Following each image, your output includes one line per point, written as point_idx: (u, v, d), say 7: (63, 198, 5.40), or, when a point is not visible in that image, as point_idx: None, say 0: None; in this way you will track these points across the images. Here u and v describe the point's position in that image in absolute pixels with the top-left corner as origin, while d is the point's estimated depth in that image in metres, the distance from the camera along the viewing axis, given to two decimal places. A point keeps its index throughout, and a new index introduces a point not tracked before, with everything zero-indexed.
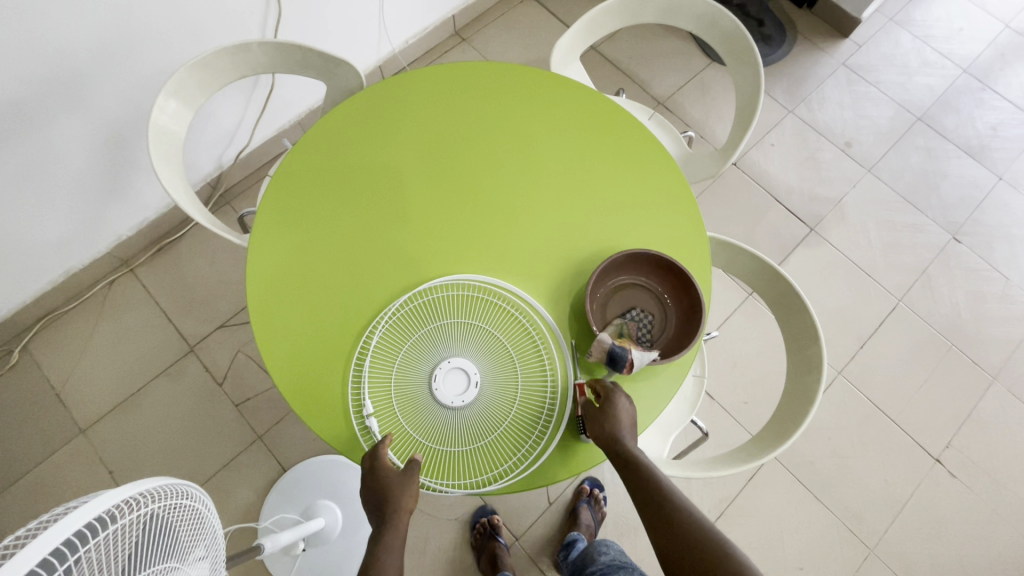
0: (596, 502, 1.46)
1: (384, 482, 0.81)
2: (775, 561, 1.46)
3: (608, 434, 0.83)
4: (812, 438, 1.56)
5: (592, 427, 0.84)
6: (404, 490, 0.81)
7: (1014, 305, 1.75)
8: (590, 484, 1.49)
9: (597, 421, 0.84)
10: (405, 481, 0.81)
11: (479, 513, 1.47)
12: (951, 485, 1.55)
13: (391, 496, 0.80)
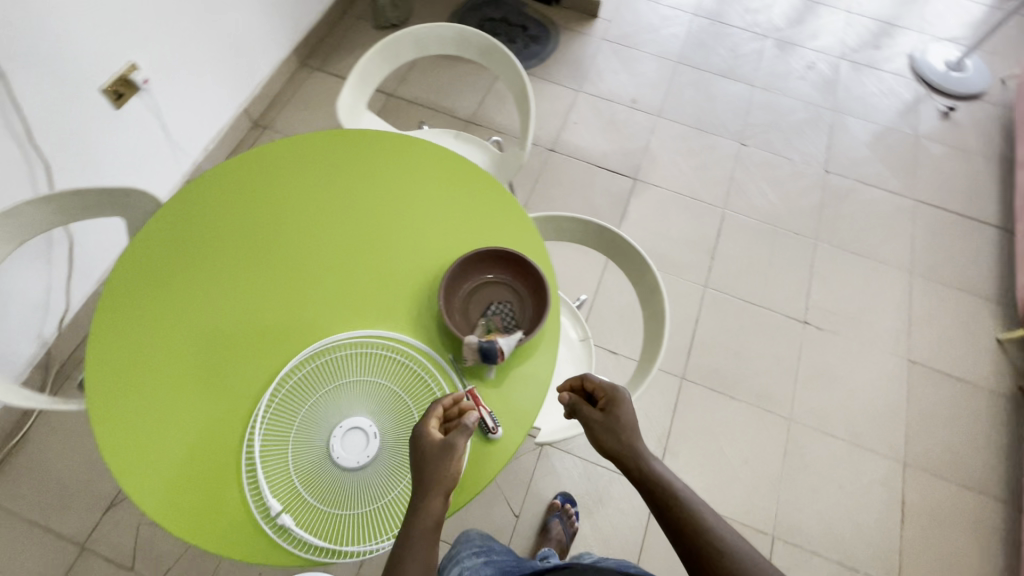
0: (567, 513, 1.48)
1: (427, 448, 0.79)
2: (724, 467, 1.59)
3: (614, 446, 0.82)
4: (707, 349, 1.75)
5: (599, 436, 0.83)
6: (451, 451, 0.79)
7: (805, 177, 2.10)
8: (562, 499, 1.51)
9: (604, 428, 0.83)
10: (454, 441, 0.79)
11: None
12: (824, 337, 1.80)
13: (435, 459, 0.78)
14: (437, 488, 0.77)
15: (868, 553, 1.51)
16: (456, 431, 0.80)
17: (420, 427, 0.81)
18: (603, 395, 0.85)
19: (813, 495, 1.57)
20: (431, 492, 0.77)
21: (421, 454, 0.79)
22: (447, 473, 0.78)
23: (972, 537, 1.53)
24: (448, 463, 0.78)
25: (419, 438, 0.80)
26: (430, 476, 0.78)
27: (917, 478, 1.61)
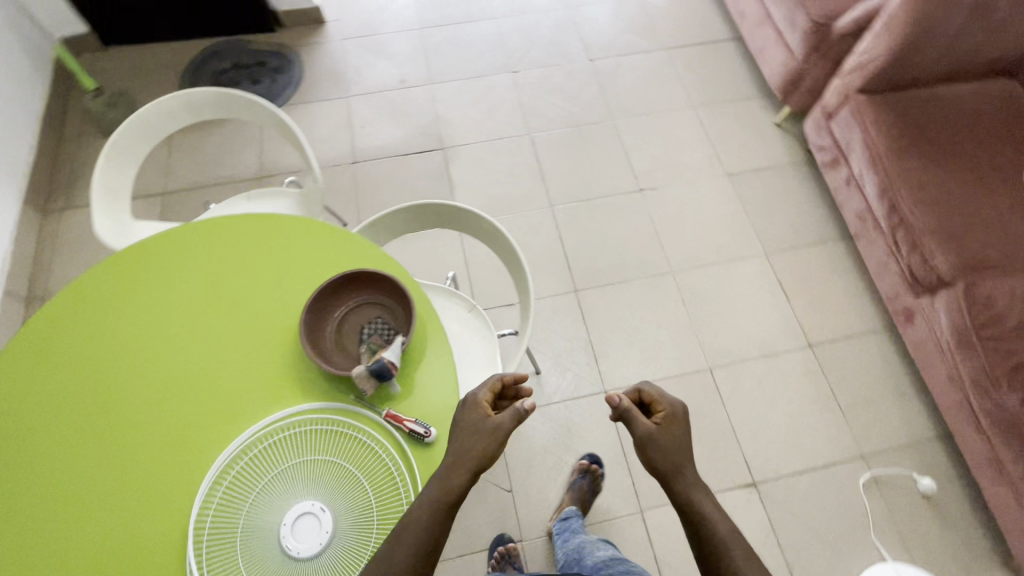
0: (595, 472, 1.47)
1: (475, 416, 0.85)
2: (646, 339, 1.74)
3: (663, 463, 0.81)
4: (582, 255, 1.87)
5: (652, 449, 0.82)
6: (500, 424, 0.84)
7: (578, 75, 2.28)
8: (590, 460, 1.51)
9: (659, 444, 0.82)
10: (508, 416, 0.84)
11: (498, 542, 1.45)
12: (661, 192, 2.00)
13: (486, 425, 0.84)
14: (470, 460, 0.81)
15: (778, 335, 1.75)
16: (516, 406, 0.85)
17: (474, 397, 0.87)
18: (664, 411, 0.85)
19: (719, 317, 1.78)
20: (462, 464, 0.81)
21: (471, 415, 0.85)
22: (483, 446, 0.83)
23: (836, 278, 1.84)
24: (498, 428, 0.83)
25: (473, 402, 0.87)
26: (477, 439, 0.83)
27: (780, 257, 1.88)
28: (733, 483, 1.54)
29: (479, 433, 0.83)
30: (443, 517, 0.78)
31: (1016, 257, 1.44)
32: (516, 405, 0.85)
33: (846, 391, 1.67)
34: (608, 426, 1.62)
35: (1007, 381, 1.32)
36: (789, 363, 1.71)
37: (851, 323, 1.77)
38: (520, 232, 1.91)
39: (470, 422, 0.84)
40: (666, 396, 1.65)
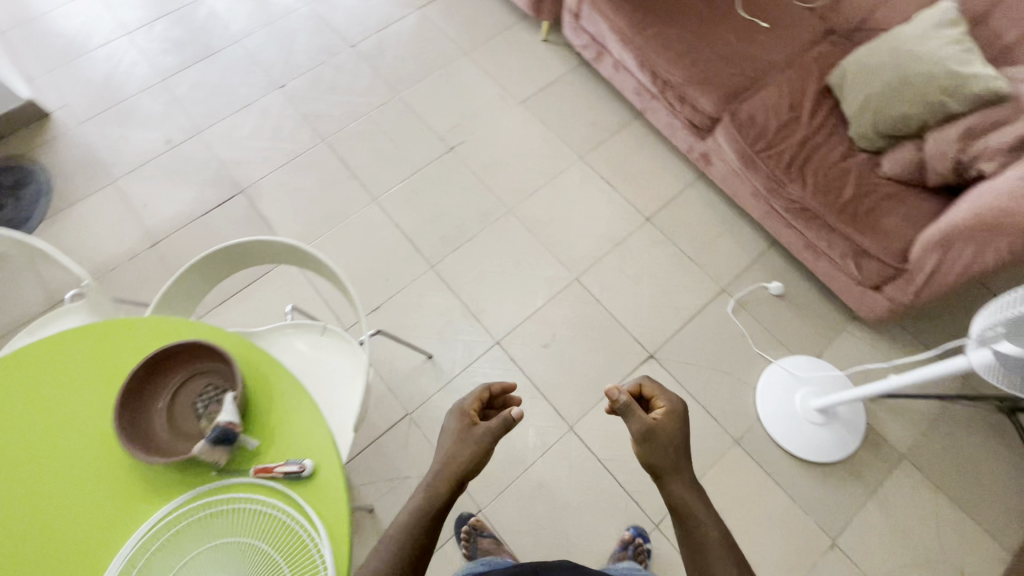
0: (637, 545, 1.43)
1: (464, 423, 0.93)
2: (512, 279, 1.80)
3: (659, 460, 0.87)
4: (422, 231, 1.88)
5: (651, 446, 0.88)
6: (488, 429, 0.92)
7: (348, 66, 2.23)
8: (636, 532, 1.46)
9: (656, 443, 0.88)
10: (496, 424, 0.92)
11: (460, 522, 1.46)
12: (469, 144, 2.05)
13: (472, 432, 0.92)
14: (455, 466, 0.88)
15: (620, 223, 1.89)
16: (504, 416, 0.93)
17: (460, 409, 0.96)
18: (664, 411, 0.91)
19: (567, 231, 1.88)
20: (447, 470, 0.88)
21: (460, 420, 0.94)
22: (469, 451, 0.90)
23: (646, 153, 2.01)
24: (483, 434, 0.91)
25: (461, 413, 0.95)
26: (464, 448, 0.90)
27: (594, 156, 2.01)
28: (634, 364, 1.68)
29: (467, 440, 0.91)
30: (431, 517, 0.84)
31: (757, 77, 1.67)
32: (504, 415, 0.93)
33: (690, 244, 1.86)
34: (513, 372, 1.67)
35: (788, 176, 1.53)
36: (638, 242, 1.86)
37: (672, 186, 1.95)
38: (357, 237, 1.87)
39: (456, 431, 0.92)
40: (551, 320, 1.74)
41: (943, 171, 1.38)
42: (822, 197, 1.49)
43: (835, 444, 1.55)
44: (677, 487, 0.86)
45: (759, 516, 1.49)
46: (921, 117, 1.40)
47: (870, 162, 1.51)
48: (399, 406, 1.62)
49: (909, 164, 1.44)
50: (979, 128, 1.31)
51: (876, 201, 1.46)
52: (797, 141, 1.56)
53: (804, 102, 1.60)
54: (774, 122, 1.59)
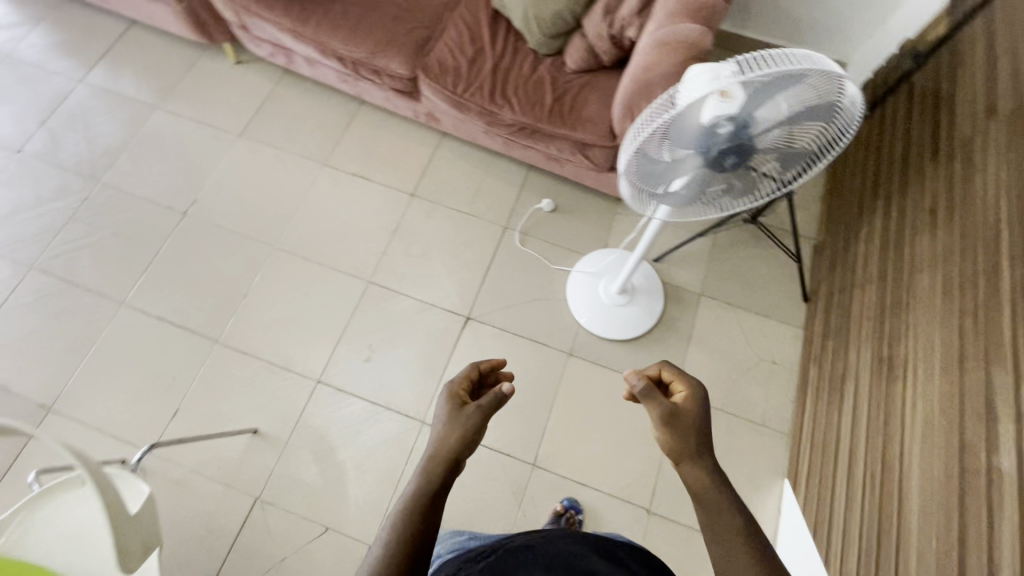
0: (570, 516, 1.46)
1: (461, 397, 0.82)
2: (307, 312, 1.71)
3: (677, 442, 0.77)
4: (193, 310, 1.70)
5: (669, 422, 0.77)
6: (481, 406, 0.79)
7: (25, 173, 1.89)
8: (568, 504, 1.49)
9: (680, 427, 0.77)
10: (488, 401, 0.79)
11: None
12: (203, 199, 1.86)
13: (463, 412, 0.79)
14: (445, 447, 0.75)
15: (389, 210, 1.85)
16: (495, 392, 0.80)
17: (451, 386, 0.82)
18: (687, 392, 0.81)
19: (342, 241, 1.80)
20: (437, 455, 0.74)
21: (453, 392, 0.81)
22: (467, 432, 0.77)
23: (385, 134, 1.97)
24: (473, 411, 0.78)
25: (448, 392, 0.82)
26: (454, 428, 0.77)
27: (338, 157, 1.93)
28: (456, 332, 1.69)
29: (458, 419, 0.77)
30: (430, 500, 0.70)
31: (435, 24, 1.68)
32: (494, 392, 0.80)
33: (461, 199, 1.88)
34: (346, 400, 1.60)
35: (496, 104, 1.57)
36: (413, 220, 1.84)
37: (422, 154, 1.94)
38: (121, 351, 1.64)
39: (445, 412, 0.79)
40: (362, 332, 1.68)
41: (608, 51, 1.50)
42: (531, 111, 1.56)
43: (645, 313, 1.70)
44: (694, 476, 0.75)
45: (608, 406, 1.63)
46: (571, 10, 1.50)
47: (557, 64, 1.60)
48: (245, 494, 1.49)
49: (584, 53, 1.54)
50: (613, 2, 1.44)
51: (574, 96, 1.56)
52: (490, 69, 1.60)
53: (484, 31, 1.64)
54: (464, 61, 1.61)
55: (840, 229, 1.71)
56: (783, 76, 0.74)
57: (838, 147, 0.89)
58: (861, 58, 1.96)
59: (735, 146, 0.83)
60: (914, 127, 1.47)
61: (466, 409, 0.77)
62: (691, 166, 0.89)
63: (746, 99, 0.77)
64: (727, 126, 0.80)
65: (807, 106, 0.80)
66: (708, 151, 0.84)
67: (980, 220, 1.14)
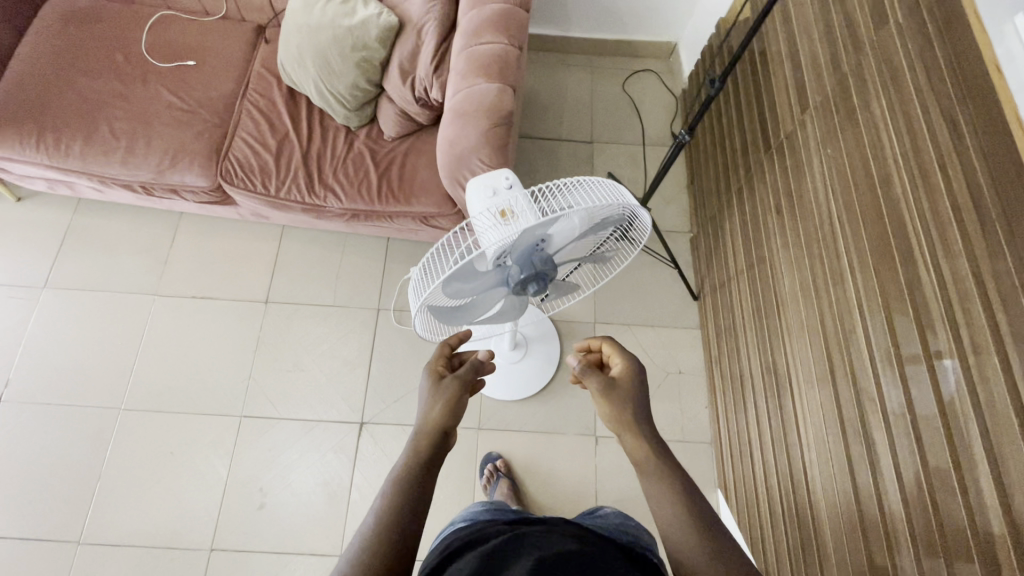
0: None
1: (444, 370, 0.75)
2: (179, 474, 1.49)
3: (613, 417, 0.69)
4: (39, 517, 1.44)
5: (605, 392, 0.70)
6: (466, 377, 0.73)
7: None
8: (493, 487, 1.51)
9: (622, 394, 0.70)
10: (469, 371, 0.74)
11: None
12: (16, 379, 1.57)
13: (444, 386, 0.72)
14: (431, 427, 0.67)
15: (244, 327, 1.64)
16: (472, 360, 0.76)
17: (429, 365, 0.75)
18: (627, 362, 0.74)
19: (199, 379, 1.59)
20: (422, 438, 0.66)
21: (433, 366, 0.75)
22: (456, 408, 0.70)
23: (217, 239, 1.73)
24: (456, 383, 0.71)
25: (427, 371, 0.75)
26: (435, 404, 0.69)
27: (168, 282, 1.68)
28: (353, 443, 1.54)
29: (443, 390, 0.71)
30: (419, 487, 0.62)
31: (226, 119, 1.45)
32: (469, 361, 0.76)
33: (321, 291, 1.68)
34: (248, 559, 1.42)
35: (318, 197, 1.36)
36: (274, 330, 1.64)
37: (265, 252, 1.72)
38: None
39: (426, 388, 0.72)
40: (249, 476, 1.50)
41: (421, 113, 1.34)
42: (359, 195, 1.35)
43: (546, 362, 1.63)
44: None
45: (531, 471, 1.55)
46: (366, 79, 1.32)
47: (374, 134, 1.41)
48: None
49: (398, 119, 1.36)
50: (407, 61, 1.29)
51: (401, 166, 1.37)
52: (300, 158, 1.38)
53: (283, 115, 1.43)
54: (269, 156, 1.39)
55: (707, 223, 1.69)
56: (586, 214, 0.70)
57: (642, 239, 0.87)
58: (688, 36, 1.90)
59: (534, 277, 0.76)
60: (745, 120, 1.45)
61: (450, 383, 0.71)
62: (495, 296, 0.81)
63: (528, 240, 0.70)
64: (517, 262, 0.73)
65: (595, 224, 0.75)
66: (507, 280, 0.78)
67: (820, 224, 1.12)
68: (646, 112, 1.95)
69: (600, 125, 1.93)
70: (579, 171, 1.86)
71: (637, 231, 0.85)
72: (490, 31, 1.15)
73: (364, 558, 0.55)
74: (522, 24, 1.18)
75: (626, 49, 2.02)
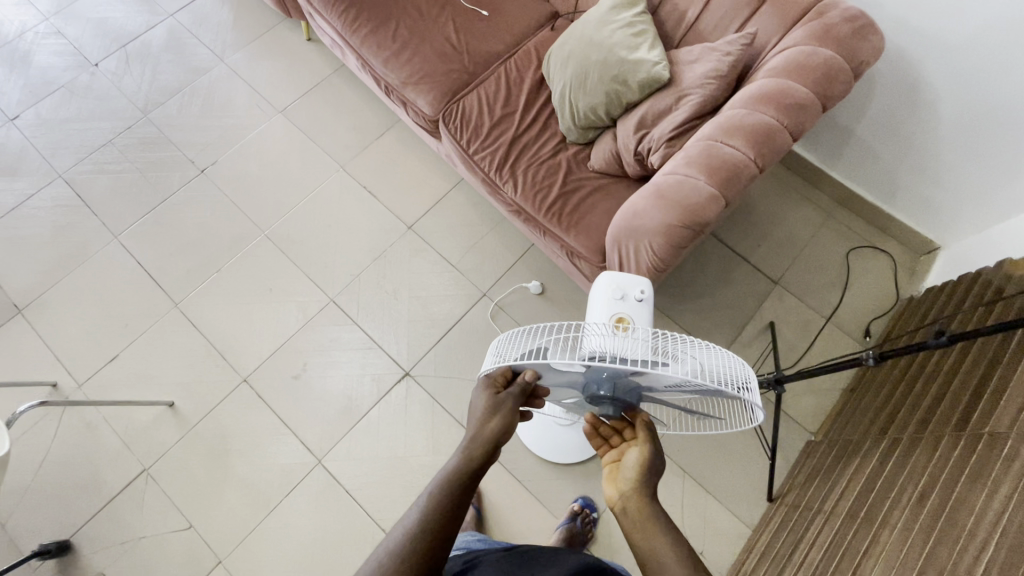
0: (586, 516, 1.45)
1: (500, 387, 0.76)
2: (264, 309, 1.71)
3: (629, 477, 0.70)
4: (168, 269, 1.75)
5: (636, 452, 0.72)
6: (514, 397, 0.75)
7: (90, 88, 2.00)
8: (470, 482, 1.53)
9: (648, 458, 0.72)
10: (517, 392, 0.76)
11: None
12: (220, 165, 1.89)
13: (498, 402, 0.74)
14: (481, 442, 0.71)
15: (380, 235, 1.79)
16: (519, 381, 0.77)
17: (484, 380, 0.76)
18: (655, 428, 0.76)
19: (325, 250, 1.78)
20: (471, 448, 0.70)
21: (489, 381, 0.76)
22: (502, 425, 0.73)
23: (411, 154, 1.90)
24: (508, 404, 0.74)
25: (483, 385, 0.76)
26: (490, 420, 0.73)
27: (357, 163, 1.89)
28: (390, 384, 1.62)
29: (494, 406, 0.74)
30: (462, 490, 0.67)
31: (477, 72, 1.56)
32: (518, 380, 0.77)
33: (454, 248, 1.77)
34: (261, 409, 1.59)
35: (500, 177, 1.42)
36: (400, 253, 1.77)
37: (436, 188, 1.85)
38: (94, 283, 1.73)
39: (481, 403, 0.74)
40: (305, 348, 1.66)
41: (630, 165, 1.31)
42: (532, 198, 1.38)
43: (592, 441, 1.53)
44: None
45: (504, 521, 1.50)
46: (606, 109, 1.32)
47: (580, 157, 1.42)
48: (136, 461, 1.53)
49: (608, 157, 1.35)
50: (650, 116, 1.25)
51: (583, 197, 1.36)
52: (510, 138, 1.44)
53: (521, 96, 1.50)
54: (488, 120, 1.47)
55: (836, 441, 1.45)
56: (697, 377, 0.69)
57: (741, 424, 0.81)
58: (958, 249, 1.60)
59: (613, 402, 0.76)
60: (955, 381, 1.19)
61: (502, 402, 0.74)
62: (568, 392, 0.84)
63: (624, 371, 0.72)
64: (604, 381, 0.74)
65: (704, 394, 0.73)
66: (584, 388, 0.78)
67: (958, 551, 0.88)
68: (853, 292, 1.70)
69: (795, 273, 1.73)
70: (741, 302, 1.70)
71: (746, 419, 0.78)
72: (740, 137, 1.08)
73: (405, 551, 0.61)
74: (778, 149, 1.10)
75: (878, 220, 1.76)
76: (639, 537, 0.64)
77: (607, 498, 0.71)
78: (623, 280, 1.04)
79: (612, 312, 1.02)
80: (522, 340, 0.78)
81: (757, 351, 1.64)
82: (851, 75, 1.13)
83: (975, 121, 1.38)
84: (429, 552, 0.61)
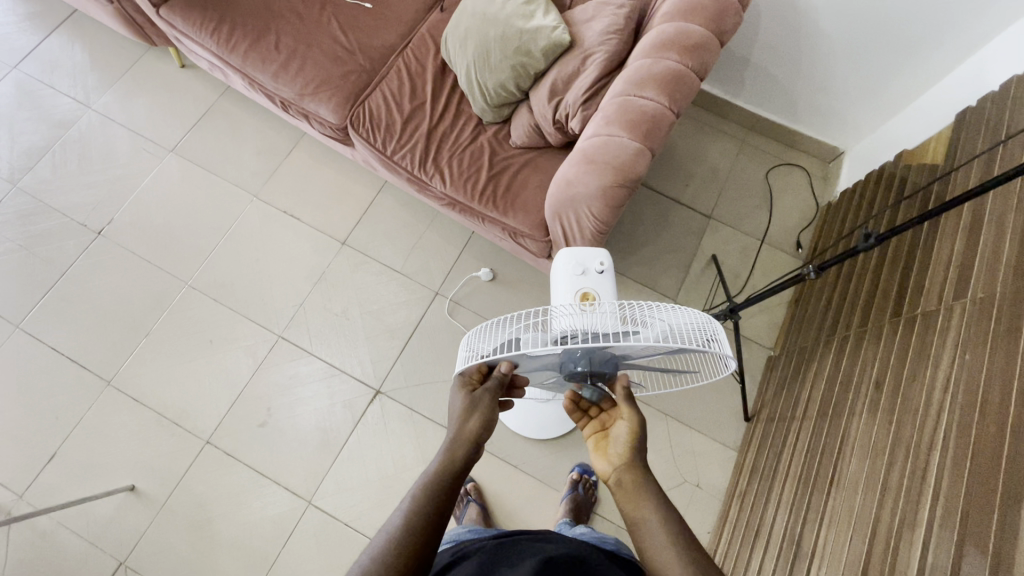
0: (586, 482, 1.49)
1: (478, 380, 0.76)
2: (209, 364, 1.59)
3: (621, 450, 0.71)
4: (89, 347, 1.60)
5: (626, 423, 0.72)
6: (492, 390, 0.75)
7: None
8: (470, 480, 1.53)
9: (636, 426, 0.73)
10: (494, 384, 0.75)
11: None
12: (118, 223, 1.72)
13: (476, 398, 0.73)
14: (464, 440, 0.68)
15: (315, 258, 1.71)
16: (496, 374, 0.77)
17: (460, 379, 0.76)
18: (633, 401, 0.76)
19: (259, 287, 1.67)
20: (454, 446, 0.68)
21: (465, 376, 0.75)
22: (484, 420, 0.71)
23: (326, 167, 1.80)
24: (486, 398, 0.73)
25: (460, 384, 0.75)
26: (470, 417, 0.71)
27: (271, 188, 1.77)
28: (363, 406, 1.57)
29: (473, 403, 0.72)
30: (447, 490, 0.63)
31: (376, 69, 1.49)
32: (495, 374, 0.77)
33: (394, 254, 1.72)
34: (234, 466, 1.50)
35: (425, 173, 1.37)
36: (339, 271, 1.70)
37: (361, 197, 1.77)
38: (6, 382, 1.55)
39: (460, 401, 0.73)
40: (264, 393, 1.57)
41: (552, 135, 1.31)
42: (462, 187, 1.35)
43: None
44: None
45: (509, 508, 1.51)
46: (515, 83, 1.30)
47: (501, 136, 1.40)
48: (109, 558, 1.42)
49: (529, 132, 1.34)
50: (561, 82, 1.24)
51: (513, 176, 1.34)
52: (425, 131, 1.40)
53: (427, 85, 1.44)
54: (399, 116, 1.41)
55: (793, 351, 1.55)
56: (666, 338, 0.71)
57: (717, 371, 0.84)
58: (861, 150, 1.72)
59: (592, 377, 0.77)
60: (884, 272, 1.29)
61: (480, 396, 0.73)
62: (545, 374, 0.84)
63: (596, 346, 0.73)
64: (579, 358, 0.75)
65: (677, 353, 0.76)
66: (561, 367, 0.79)
67: (919, 424, 0.97)
68: (779, 211, 1.80)
69: (725, 204, 1.81)
70: (682, 243, 1.76)
71: (720, 368, 0.82)
72: (652, 88, 1.10)
73: (392, 558, 0.56)
74: (689, 92, 1.12)
75: (787, 138, 1.86)
76: (637, 500, 0.64)
77: (600, 473, 0.72)
78: (583, 255, 1.05)
79: (577, 288, 1.03)
80: (493, 333, 0.78)
81: (706, 285, 1.71)
82: (739, 9, 1.17)
83: (852, 29, 1.47)
84: (418, 553, 0.57)
